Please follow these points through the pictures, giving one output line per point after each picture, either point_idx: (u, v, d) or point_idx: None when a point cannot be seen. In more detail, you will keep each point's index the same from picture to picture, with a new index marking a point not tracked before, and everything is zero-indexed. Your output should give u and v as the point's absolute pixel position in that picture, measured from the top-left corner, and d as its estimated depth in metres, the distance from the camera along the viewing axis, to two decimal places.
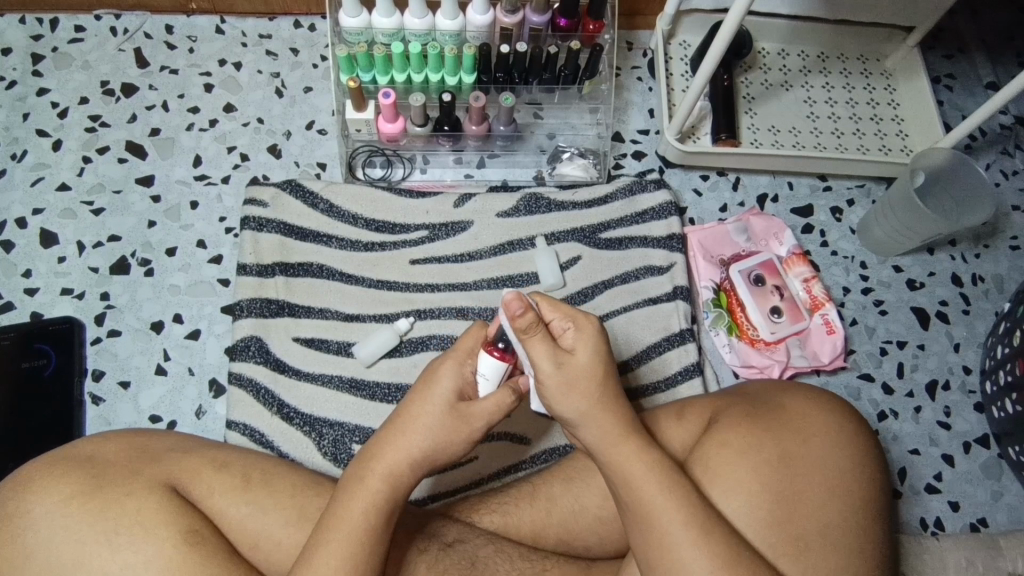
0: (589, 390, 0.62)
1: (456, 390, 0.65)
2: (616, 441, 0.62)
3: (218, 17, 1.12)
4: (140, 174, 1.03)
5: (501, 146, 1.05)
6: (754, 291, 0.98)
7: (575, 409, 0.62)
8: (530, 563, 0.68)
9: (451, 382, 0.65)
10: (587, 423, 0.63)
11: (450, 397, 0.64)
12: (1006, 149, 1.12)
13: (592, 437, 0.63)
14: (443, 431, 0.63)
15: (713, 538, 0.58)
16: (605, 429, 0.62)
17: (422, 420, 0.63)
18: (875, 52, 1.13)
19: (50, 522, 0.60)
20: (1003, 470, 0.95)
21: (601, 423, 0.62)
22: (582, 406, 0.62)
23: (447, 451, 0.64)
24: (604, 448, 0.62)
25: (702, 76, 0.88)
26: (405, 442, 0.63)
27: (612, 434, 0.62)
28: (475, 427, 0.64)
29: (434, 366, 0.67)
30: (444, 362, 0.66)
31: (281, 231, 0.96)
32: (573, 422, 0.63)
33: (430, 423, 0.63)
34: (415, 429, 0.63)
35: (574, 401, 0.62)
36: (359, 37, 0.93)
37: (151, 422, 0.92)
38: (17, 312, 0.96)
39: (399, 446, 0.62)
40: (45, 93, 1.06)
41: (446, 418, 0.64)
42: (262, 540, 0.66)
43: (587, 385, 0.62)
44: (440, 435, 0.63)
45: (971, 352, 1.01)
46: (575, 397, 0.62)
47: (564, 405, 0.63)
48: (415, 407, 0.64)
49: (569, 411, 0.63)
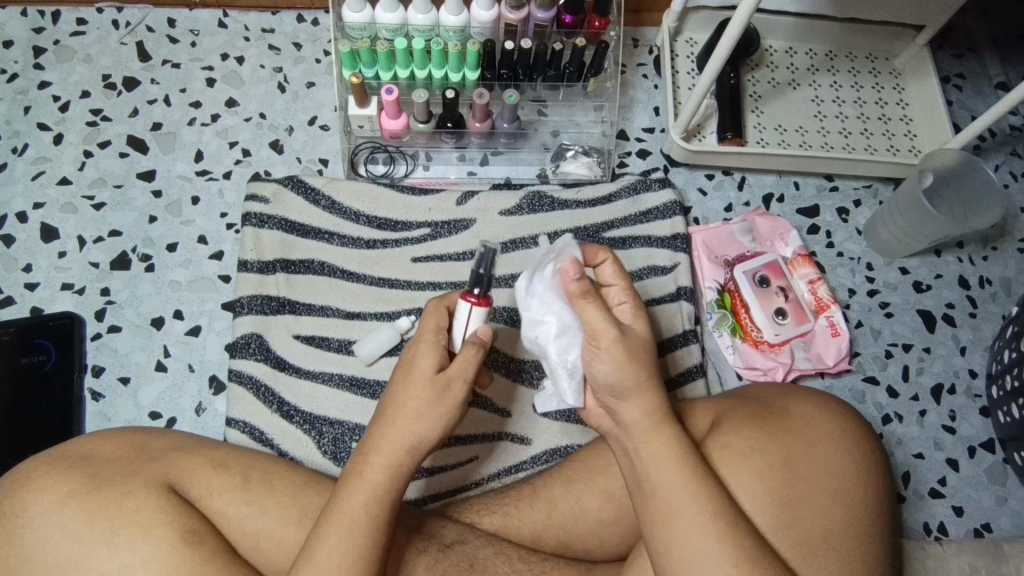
0: (643, 359, 0.62)
1: (439, 365, 0.64)
2: (648, 425, 0.61)
3: (220, 10, 1.11)
4: (141, 169, 1.02)
5: (505, 144, 1.04)
6: (759, 291, 0.97)
7: (631, 378, 0.62)
8: (530, 565, 0.68)
9: (427, 356, 0.64)
10: (633, 395, 0.62)
11: (433, 372, 0.63)
12: (1015, 150, 1.11)
13: (627, 415, 0.62)
14: (434, 414, 0.62)
15: (738, 531, 0.57)
16: (648, 408, 0.62)
17: (411, 410, 0.62)
18: (884, 51, 1.12)
19: (46, 521, 0.60)
20: (1008, 475, 0.94)
21: (641, 400, 0.62)
22: (632, 379, 0.62)
23: (429, 435, 0.62)
24: (637, 428, 0.62)
25: (709, 73, 0.87)
26: (395, 436, 0.61)
27: (650, 415, 0.62)
28: (457, 396, 0.63)
29: (411, 351, 0.65)
30: (419, 343, 0.65)
31: (282, 227, 0.96)
32: (620, 395, 0.62)
33: (420, 409, 0.62)
34: (407, 419, 0.62)
35: (628, 367, 0.62)
36: (362, 32, 0.92)
37: (151, 419, 0.91)
38: (17, 306, 0.95)
39: (392, 436, 0.61)
40: (46, 86, 1.06)
41: (433, 400, 0.63)
42: (260, 539, 0.65)
43: (640, 356, 0.63)
44: (429, 418, 0.62)
45: (978, 355, 1.00)
46: (631, 366, 0.62)
47: (617, 371, 0.62)
48: (401, 396, 0.63)
49: (620, 380, 0.62)
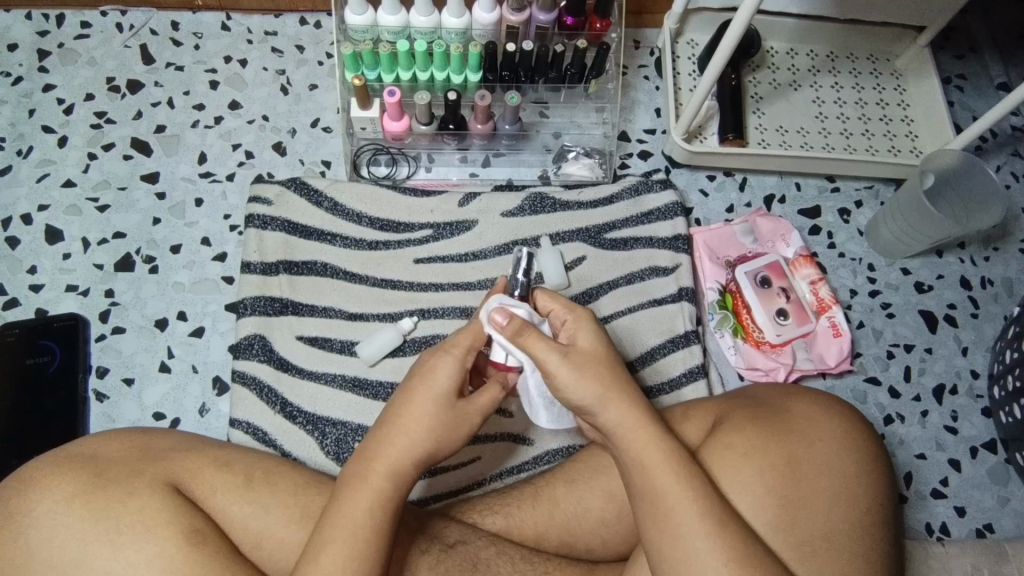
0: (600, 373, 0.63)
1: (456, 377, 0.65)
2: (631, 428, 0.61)
3: (223, 13, 1.11)
4: (145, 171, 1.03)
5: (507, 145, 1.05)
6: (760, 292, 0.96)
7: (591, 393, 0.62)
8: (532, 565, 0.68)
9: (450, 373, 0.64)
10: (602, 407, 0.62)
11: (451, 383, 0.64)
12: (1016, 151, 1.11)
13: (605, 421, 0.62)
14: (445, 426, 0.63)
15: (727, 531, 0.58)
16: (625, 414, 0.62)
17: (419, 416, 0.63)
18: (885, 52, 1.12)
19: (51, 521, 0.60)
20: (1011, 475, 0.94)
21: (613, 406, 0.62)
22: (596, 391, 0.62)
23: (441, 453, 0.64)
24: (619, 433, 0.62)
25: (711, 74, 0.87)
26: (403, 439, 0.62)
27: (632, 419, 0.62)
28: (473, 424, 0.65)
29: (426, 360, 0.66)
30: (440, 354, 0.65)
31: (285, 229, 0.96)
32: (588, 408, 0.63)
33: (428, 415, 0.63)
34: (414, 425, 0.63)
35: (587, 384, 0.62)
36: (364, 34, 0.93)
37: (155, 420, 0.92)
38: (22, 308, 0.96)
39: (398, 440, 0.62)
40: (51, 89, 1.06)
41: (444, 411, 0.64)
42: (263, 540, 0.66)
43: (597, 369, 0.63)
44: (435, 426, 0.63)
45: (980, 355, 1.00)
46: (589, 381, 0.62)
47: (577, 390, 0.63)
48: (413, 401, 0.63)
49: (582, 397, 0.63)
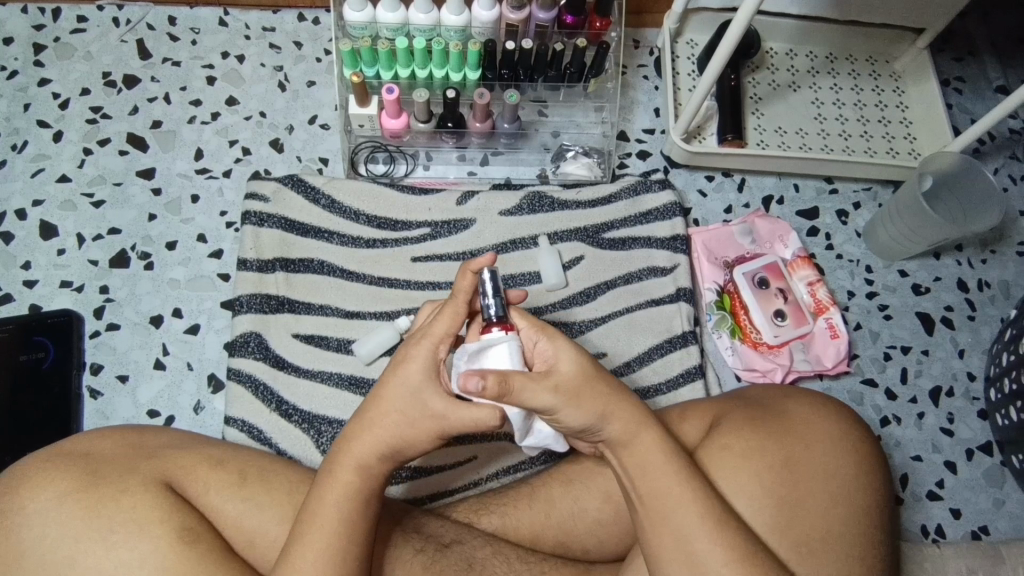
0: (595, 398, 0.60)
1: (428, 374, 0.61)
2: (632, 431, 0.61)
3: (221, 9, 1.11)
4: (141, 167, 1.02)
5: (505, 144, 1.04)
6: (758, 293, 0.97)
7: (591, 417, 0.60)
8: (528, 565, 0.67)
9: (421, 366, 0.61)
10: (604, 425, 0.60)
11: (419, 378, 0.61)
12: (1014, 154, 1.11)
13: (610, 434, 0.61)
14: (412, 424, 0.60)
15: (727, 528, 0.58)
16: (624, 422, 0.60)
17: (390, 413, 0.61)
18: (884, 54, 1.12)
19: (44, 518, 0.60)
20: (1006, 478, 0.95)
21: (616, 419, 0.60)
22: (594, 414, 0.59)
23: (416, 447, 0.62)
24: (621, 439, 0.61)
25: (710, 75, 0.87)
26: (374, 434, 0.61)
27: (629, 426, 0.61)
28: (443, 426, 0.60)
29: (404, 349, 0.63)
30: (411, 347, 0.63)
31: (282, 226, 0.96)
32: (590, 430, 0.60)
33: (399, 411, 0.61)
34: (386, 422, 0.61)
35: (585, 411, 0.59)
36: (362, 32, 0.92)
37: (149, 417, 0.91)
38: (16, 304, 0.95)
39: (368, 436, 0.61)
40: (46, 84, 1.06)
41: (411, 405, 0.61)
42: (256, 538, 0.65)
43: (592, 392, 0.60)
44: (404, 423, 0.61)
45: (976, 357, 1.00)
46: (585, 408, 0.59)
47: (575, 419, 0.59)
48: (384, 397, 0.61)
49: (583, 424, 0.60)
